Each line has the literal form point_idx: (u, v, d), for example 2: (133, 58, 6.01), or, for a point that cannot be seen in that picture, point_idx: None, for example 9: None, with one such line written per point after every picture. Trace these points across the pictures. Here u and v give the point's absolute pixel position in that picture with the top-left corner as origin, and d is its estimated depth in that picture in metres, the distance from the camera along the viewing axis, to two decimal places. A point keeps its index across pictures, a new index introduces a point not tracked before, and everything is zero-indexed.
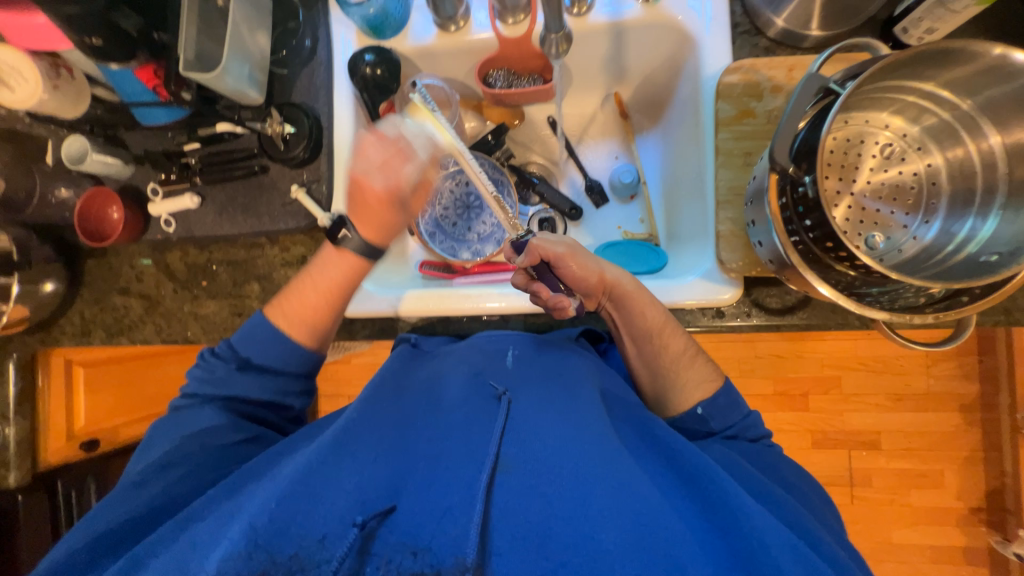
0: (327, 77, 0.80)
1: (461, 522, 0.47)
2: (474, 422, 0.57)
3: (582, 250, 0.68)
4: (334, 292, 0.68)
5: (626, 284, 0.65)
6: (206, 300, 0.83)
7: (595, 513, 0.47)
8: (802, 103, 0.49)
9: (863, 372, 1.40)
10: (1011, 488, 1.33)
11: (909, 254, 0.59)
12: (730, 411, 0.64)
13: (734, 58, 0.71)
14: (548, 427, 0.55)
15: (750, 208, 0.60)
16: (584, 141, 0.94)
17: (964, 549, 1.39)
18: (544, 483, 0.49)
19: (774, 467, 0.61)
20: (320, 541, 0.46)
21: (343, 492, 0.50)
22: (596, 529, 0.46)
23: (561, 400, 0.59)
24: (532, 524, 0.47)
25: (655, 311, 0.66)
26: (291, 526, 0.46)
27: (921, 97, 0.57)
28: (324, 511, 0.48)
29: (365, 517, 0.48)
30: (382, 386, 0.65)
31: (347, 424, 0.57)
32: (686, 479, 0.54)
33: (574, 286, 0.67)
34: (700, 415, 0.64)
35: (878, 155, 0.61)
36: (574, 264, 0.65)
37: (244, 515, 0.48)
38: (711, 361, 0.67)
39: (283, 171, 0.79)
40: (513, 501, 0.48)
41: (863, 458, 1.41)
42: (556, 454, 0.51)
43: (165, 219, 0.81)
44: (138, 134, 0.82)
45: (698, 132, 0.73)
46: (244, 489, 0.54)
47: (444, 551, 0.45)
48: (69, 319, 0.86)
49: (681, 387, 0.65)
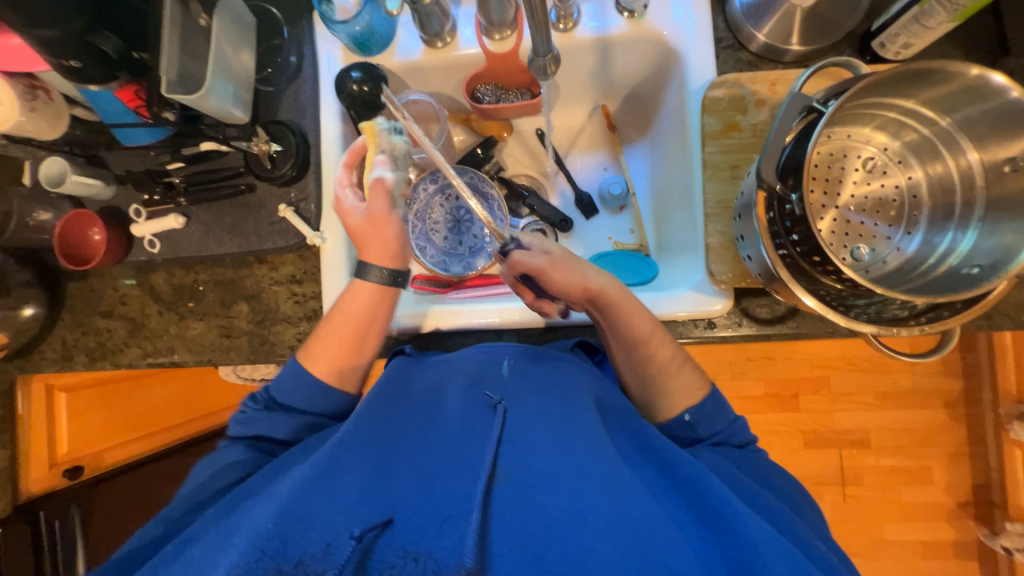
0: (314, 94, 0.80)
1: (459, 538, 0.46)
2: (470, 433, 0.56)
3: (568, 258, 0.66)
4: (339, 319, 0.67)
5: (611, 294, 0.64)
6: (193, 321, 0.81)
7: (592, 523, 0.46)
8: (787, 121, 0.50)
9: (851, 372, 1.42)
10: (997, 482, 1.36)
11: (892, 266, 0.60)
12: (716, 417, 0.64)
13: (719, 71, 0.73)
14: (544, 437, 0.54)
15: (739, 222, 0.61)
16: (572, 153, 0.95)
17: (953, 543, 1.42)
18: (543, 493, 0.49)
19: (762, 473, 0.62)
20: (324, 548, 0.46)
21: (338, 508, 0.49)
22: (593, 541, 0.45)
23: (559, 408, 0.58)
24: (534, 535, 0.46)
25: (643, 320, 0.65)
26: (289, 541, 0.45)
27: (902, 114, 0.59)
28: (320, 525, 0.47)
29: (362, 530, 0.47)
30: (383, 391, 0.63)
31: (341, 438, 0.56)
32: (681, 486, 0.53)
33: (557, 294, 0.67)
34: (687, 421, 0.64)
35: (862, 169, 0.62)
36: (556, 276, 0.65)
37: (243, 531, 0.46)
38: (697, 369, 0.67)
39: (270, 189, 0.78)
40: (513, 510, 0.48)
41: (854, 457, 1.43)
42: (556, 463, 0.51)
43: (149, 240, 0.79)
44: (119, 154, 0.80)
45: (684, 144, 0.74)
46: (241, 504, 0.53)
47: (445, 556, 0.45)
48: (49, 344, 0.84)
49: (669, 398, 0.66)
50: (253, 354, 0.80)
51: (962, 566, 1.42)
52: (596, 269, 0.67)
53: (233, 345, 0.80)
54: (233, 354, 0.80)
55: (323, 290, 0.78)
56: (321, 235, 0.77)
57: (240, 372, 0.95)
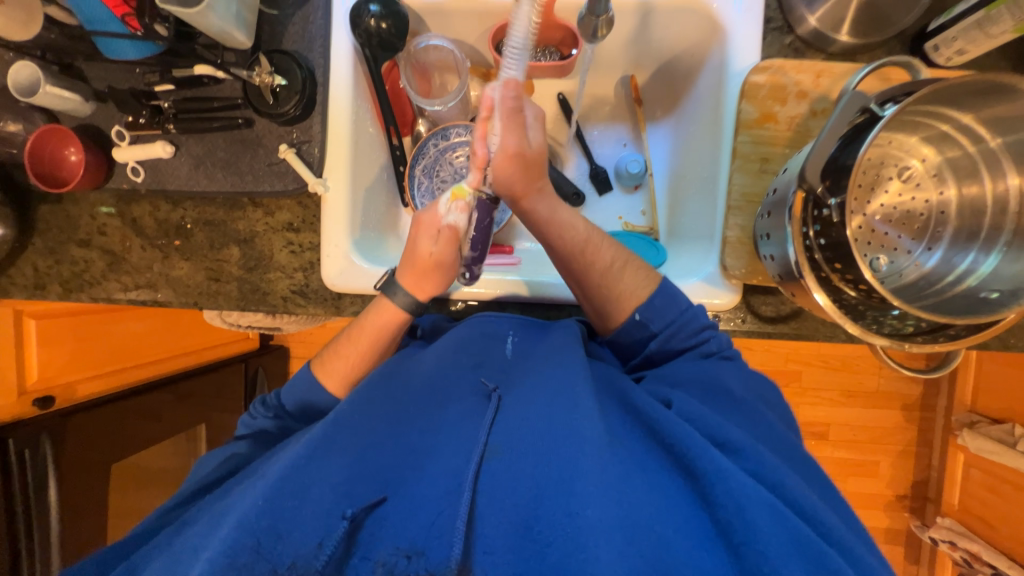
0: (325, 23, 0.73)
1: (449, 507, 0.44)
2: (466, 415, 0.53)
3: (527, 156, 0.60)
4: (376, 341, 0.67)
5: (539, 212, 0.63)
6: (179, 260, 0.77)
7: (584, 487, 0.42)
8: (841, 122, 0.49)
9: (821, 369, 1.48)
10: (935, 480, 1.48)
11: (909, 279, 0.62)
12: (667, 310, 0.60)
13: (762, 56, 0.69)
14: (537, 409, 0.49)
15: (767, 219, 0.60)
16: (591, 125, 0.90)
17: (886, 529, 1.54)
18: (531, 463, 0.45)
19: (720, 383, 0.55)
20: (316, 547, 0.42)
21: (330, 485, 0.45)
22: (583, 504, 0.40)
23: (554, 377, 0.53)
24: (523, 505, 0.43)
25: (576, 230, 0.63)
26: (279, 523, 0.42)
27: (953, 129, 0.59)
28: (310, 509, 0.43)
29: (354, 510, 0.44)
30: (382, 372, 0.61)
31: (335, 418, 0.52)
32: (664, 447, 0.47)
33: (500, 182, 0.61)
34: (638, 320, 0.61)
35: (897, 179, 0.63)
36: (509, 167, 0.60)
37: (234, 513, 0.44)
38: (644, 269, 0.63)
39: (270, 127, 0.72)
40: (502, 483, 0.44)
41: (811, 447, 1.51)
42: (544, 433, 0.47)
43: (132, 167, 0.73)
44: (99, 67, 0.73)
45: (715, 129, 0.71)
46: (227, 495, 0.50)
47: (439, 552, 0.42)
48: (19, 269, 0.78)
49: (617, 301, 0.62)
50: (243, 301, 0.76)
51: (891, 549, 1.55)
52: (546, 198, 0.63)
53: (222, 290, 0.76)
54: (221, 299, 0.76)
55: (323, 241, 0.74)
56: (324, 182, 0.73)
57: (226, 317, 0.92)
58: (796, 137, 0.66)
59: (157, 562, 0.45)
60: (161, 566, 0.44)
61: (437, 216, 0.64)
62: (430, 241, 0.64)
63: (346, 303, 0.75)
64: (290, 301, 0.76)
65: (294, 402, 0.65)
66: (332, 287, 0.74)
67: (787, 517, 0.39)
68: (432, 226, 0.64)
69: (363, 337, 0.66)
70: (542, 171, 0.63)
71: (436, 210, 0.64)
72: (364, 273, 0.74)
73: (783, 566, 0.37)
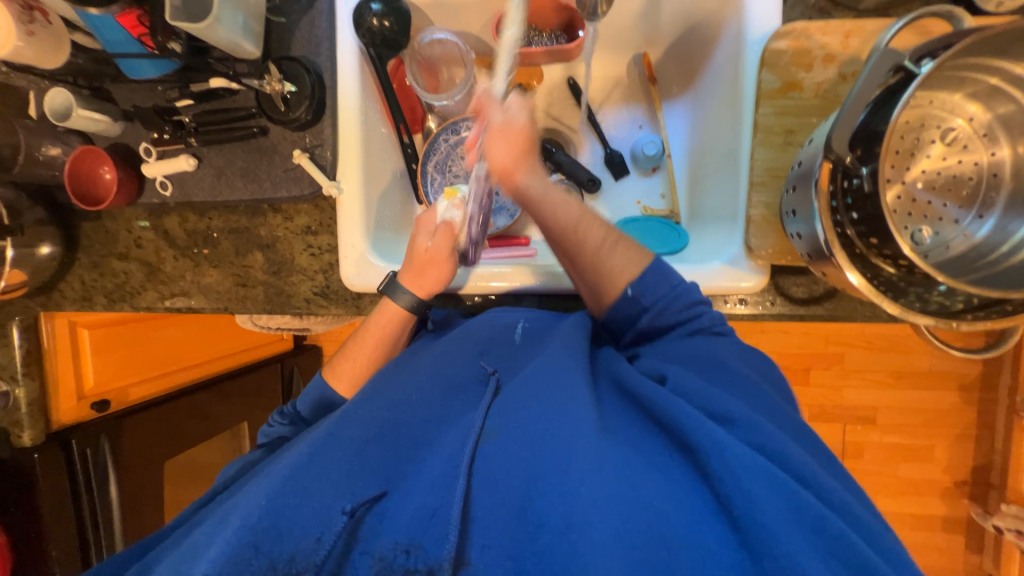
0: (329, 26, 0.74)
1: (445, 497, 0.43)
2: (463, 407, 0.53)
3: (510, 130, 0.59)
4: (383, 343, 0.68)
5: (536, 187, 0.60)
6: (208, 268, 0.80)
7: (576, 467, 0.40)
8: (871, 84, 0.45)
9: (865, 349, 1.39)
10: (998, 464, 1.37)
11: (955, 252, 0.57)
12: (659, 284, 0.58)
13: (784, 19, 0.65)
14: (533, 391, 0.48)
15: (791, 195, 0.56)
16: (605, 108, 0.87)
17: (943, 517, 1.44)
18: (523, 448, 0.44)
19: (725, 358, 0.53)
20: (315, 541, 0.43)
21: (332, 481, 0.46)
22: (575, 486, 0.40)
23: (550, 359, 0.52)
24: (518, 489, 0.42)
25: (568, 207, 0.60)
26: (280, 521, 0.44)
27: (1004, 82, 0.53)
28: (311, 506, 0.44)
29: (354, 505, 0.44)
30: (384, 371, 0.62)
31: (337, 415, 0.53)
32: (660, 425, 0.44)
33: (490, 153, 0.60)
34: (630, 295, 0.58)
35: (941, 142, 0.57)
36: (500, 138, 0.59)
37: (239, 510, 0.45)
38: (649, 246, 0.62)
39: (284, 133, 0.74)
40: (497, 468, 0.44)
41: (857, 432, 1.43)
42: (538, 416, 0.46)
43: (161, 181, 0.76)
44: (125, 87, 0.76)
45: (735, 103, 0.67)
46: (232, 496, 0.52)
47: (434, 546, 0.42)
48: (69, 283, 0.84)
49: (607, 279, 0.60)
50: (268, 304, 0.79)
51: (949, 538, 1.46)
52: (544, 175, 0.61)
53: (249, 295, 0.79)
54: (249, 303, 0.79)
55: (340, 241, 0.75)
56: (337, 184, 0.73)
57: (258, 320, 0.95)
58: (824, 103, 0.61)
59: (171, 558, 0.47)
60: (170, 565, 0.46)
61: (435, 216, 0.69)
62: (428, 234, 0.68)
63: (366, 303, 0.77)
64: (313, 302, 0.78)
65: (308, 406, 0.67)
66: (353, 287, 0.75)
67: (789, 485, 0.37)
68: (430, 225, 0.69)
69: (376, 339, 0.68)
70: (531, 147, 0.61)
71: (436, 214, 0.69)
72: (377, 270, 0.74)
73: (784, 537, 0.35)
